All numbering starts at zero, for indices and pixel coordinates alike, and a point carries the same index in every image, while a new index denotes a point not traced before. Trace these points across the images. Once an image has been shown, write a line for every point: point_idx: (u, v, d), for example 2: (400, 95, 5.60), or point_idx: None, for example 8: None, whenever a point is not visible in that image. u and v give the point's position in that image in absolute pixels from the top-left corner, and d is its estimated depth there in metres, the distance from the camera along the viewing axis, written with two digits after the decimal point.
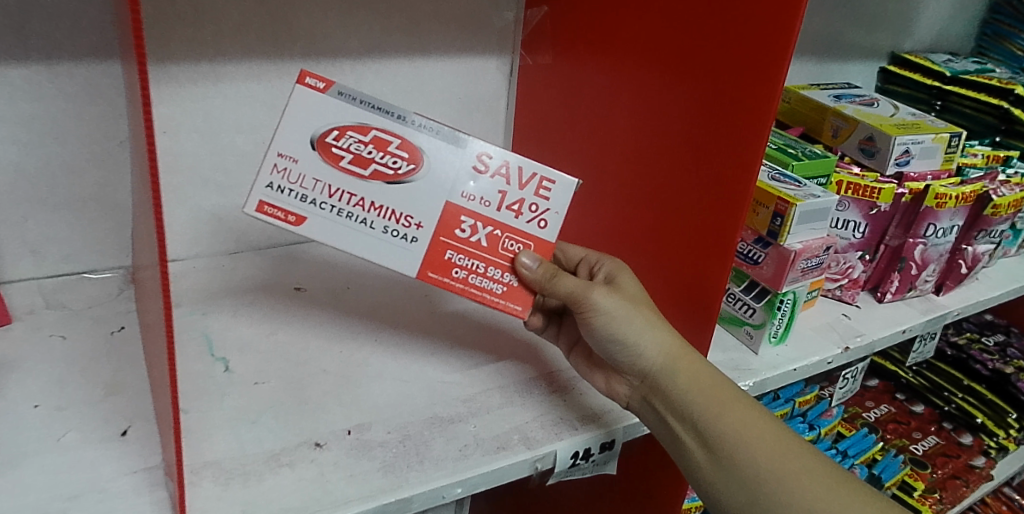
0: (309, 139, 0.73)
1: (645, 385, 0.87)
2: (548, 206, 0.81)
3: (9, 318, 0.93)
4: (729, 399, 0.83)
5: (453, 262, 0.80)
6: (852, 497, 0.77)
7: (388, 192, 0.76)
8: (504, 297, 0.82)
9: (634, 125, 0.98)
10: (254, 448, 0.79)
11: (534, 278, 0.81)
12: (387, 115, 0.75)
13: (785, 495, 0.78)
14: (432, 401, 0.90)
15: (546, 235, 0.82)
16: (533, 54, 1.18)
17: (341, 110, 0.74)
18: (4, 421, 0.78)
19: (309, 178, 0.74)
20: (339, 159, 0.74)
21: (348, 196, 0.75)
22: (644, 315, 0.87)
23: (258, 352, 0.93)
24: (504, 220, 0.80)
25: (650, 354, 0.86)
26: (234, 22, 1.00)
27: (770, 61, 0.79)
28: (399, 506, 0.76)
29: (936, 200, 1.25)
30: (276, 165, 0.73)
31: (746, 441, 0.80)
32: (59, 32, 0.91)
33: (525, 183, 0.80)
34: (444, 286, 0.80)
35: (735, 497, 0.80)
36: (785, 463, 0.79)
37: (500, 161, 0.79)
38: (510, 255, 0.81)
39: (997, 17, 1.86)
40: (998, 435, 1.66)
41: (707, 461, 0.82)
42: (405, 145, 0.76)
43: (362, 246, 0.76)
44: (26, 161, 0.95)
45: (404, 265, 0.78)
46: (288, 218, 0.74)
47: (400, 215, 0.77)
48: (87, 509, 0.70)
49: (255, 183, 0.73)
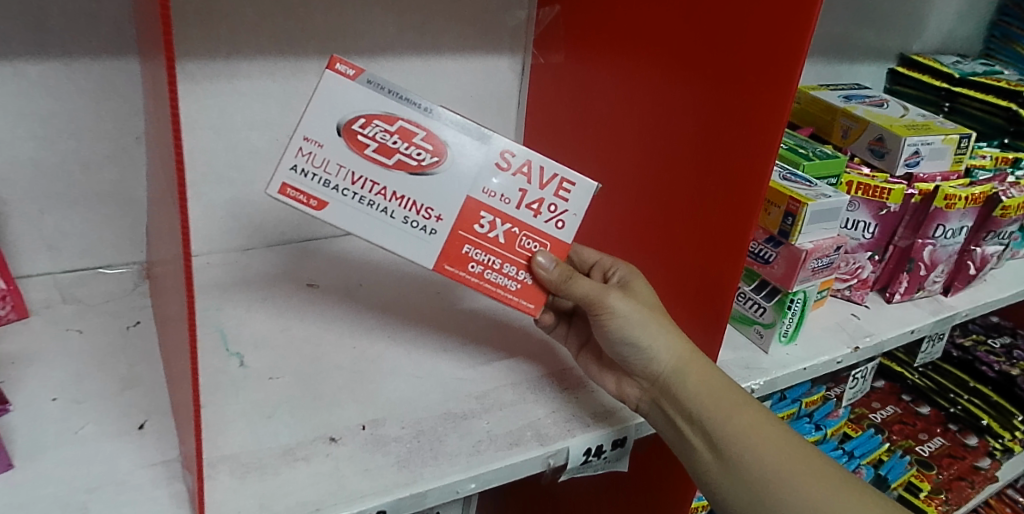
0: (335, 125, 0.73)
1: (655, 387, 0.87)
2: (567, 207, 0.81)
3: (26, 312, 0.93)
4: (736, 401, 0.84)
5: (470, 256, 0.80)
6: (856, 497, 0.78)
7: (410, 182, 0.76)
8: (517, 294, 0.83)
9: (647, 126, 0.98)
10: (271, 442, 0.79)
11: (551, 279, 0.82)
12: (414, 106, 0.75)
13: (789, 493, 0.78)
14: (446, 397, 0.90)
15: (563, 235, 0.82)
16: (546, 53, 1.19)
17: (369, 98, 0.74)
18: (22, 414, 0.79)
19: (333, 163, 0.74)
20: (364, 147, 0.74)
21: (371, 183, 0.75)
22: (658, 319, 0.87)
23: (272, 347, 0.94)
24: (522, 218, 0.81)
25: (662, 357, 0.86)
26: (250, 19, 1.01)
27: (785, 61, 0.79)
28: (414, 501, 0.77)
29: (946, 201, 1.25)
30: (302, 149, 0.73)
31: (751, 441, 0.81)
32: (77, 29, 0.92)
33: (546, 183, 0.80)
34: (459, 280, 0.80)
35: (740, 497, 0.81)
36: (790, 463, 0.80)
37: (522, 159, 0.80)
38: (527, 254, 0.82)
39: (1005, 18, 1.87)
40: (1004, 436, 1.67)
41: (714, 461, 0.83)
42: (431, 137, 0.76)
43: (381, 235, 0.76)
44: (43, 157, 0.96)
45: (420, 257, 0.78)
46: (309, 203, 0.74)
47: (421, 207, 0.77)
48: (107, 501, 0.70)
49: (280, 164, 0.73)
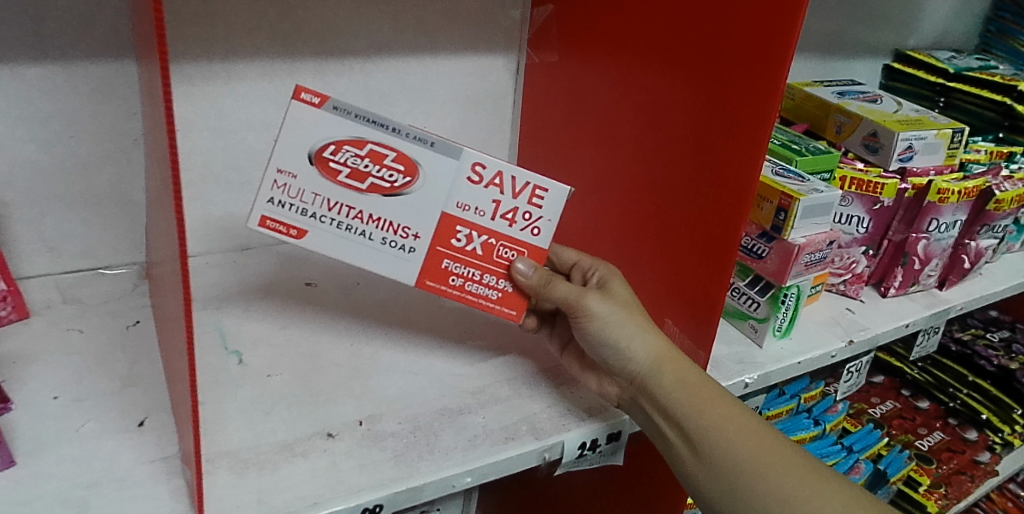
0: (307, 154, 0.74)
1: (633, 386, 0.88)
2: (541, 214, 0.82)
3: (27, 313, 0.95)
4: (709, 395, 0.85)
5: (450, 270, 0.82)
6: (827, 488, 0.79)
7: (385, 205, 0.77)
8: (499, 302, 0.85)
9: (639, 126, 0.99)
10: (268, 438, 0.80)
11: (530, 283, 0.84)
12: (382, 128, 0.75)
13: (760, 482, 0.79)
14: (442, 393, 0.91)
15: (540, 242, 0.83)
16: (540, 52, 1.20)
17: (336, 124, 0.74)
18: (24, 412, 0.80)
19: (309, 192, 0.75)
20: (337, 174, 0.75)
21: (348, 208, 0.76)
22: (636, 320, 0.88)
23: (271, 345, 0.95)
24: (498, 228, 0.82)
25: (640, 356, 0.86)
26: (247, 21, 1.02)
27: (773, 63, 0.80)
28: (411, 495, 0.78)
29: (939, 195, 1.27)
30: (276, 181, 0.74)
31: (724, 434, 0.82)
32: (74, 32, 0.93)
33: (518, 192, 0.81)
34: (442, 294, 0.83)
35: (714, 489, 0.82)
36: (762, 454, 0.81)
37: (493, 171, 0.79)
38: (505, 262, 0.84)
39: (1001, 14, 1.87)
40: (1003, 431, 1.68)
41: (690, 456, 0.84)
42: (402, 158, 0.76)
43: (363, 258, 0.78)
44: (42, 159, 0.97)
45: (402, 274, 0.80)
46: (289, 232, 0.76)
47: (399, 227, 0.78)
48: (107, 497, 0.72)
49: (257, 198, 0.74)
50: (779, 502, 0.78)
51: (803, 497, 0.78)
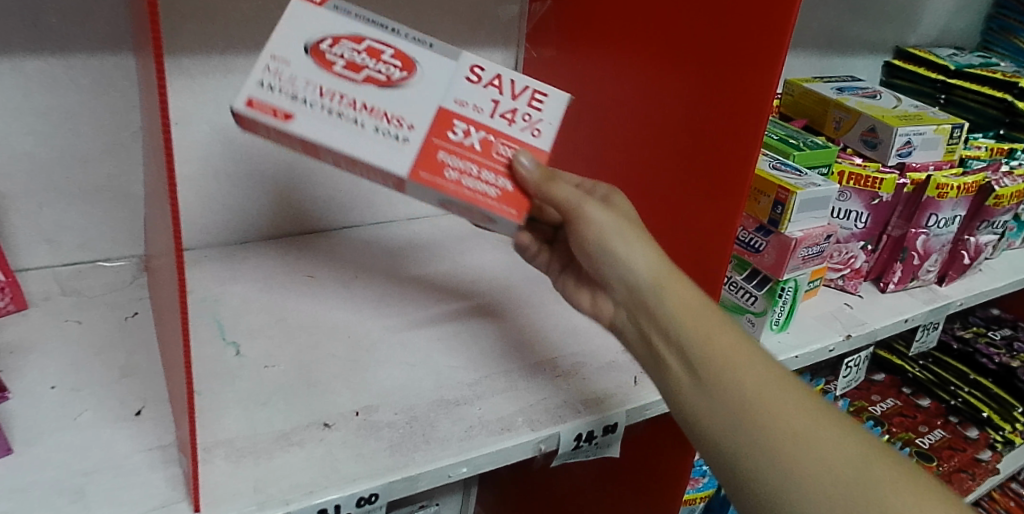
0: (303, 45, 0.72)
1: (630, 303, 0.81)
2: (542, 116, 0.79)
3: (25, 304, 0.95)
4: (711, 317, 0.78)
5: (445, 163, 0.73)
6: (888, 486, 0.65)
7: (379, 95, 0.73)
8: (497, 200, 0.74)
9: (632, 127, 1.01)
10: (265, 427, 0.81)
11: (532, 179, 0.75)
12: (381, 27, 0.77)
13: (765, 411, 0.71)
14: (439, 384, 0.91)
15: (541, 144, 0.78)
16: (537, 46, 1.21)
17: (335, 22, 0.75)
18: (20, 401, 0.81)
19: (300, 78, 0.71)
20: (331, 63, 0.72)
21: (338, 98, 0.71)
22: (635, 231, 0.82)
23: (269, 336, 0.95)
24: (498, 126, 0.77)
25: (638, 265, 0.80)
26: (245, 14, 1.02)
27: (762, 68, 0.81)
28: (406, 484, 0.78)
29: (938, 190, 1.26)
30: (269, 66, 0.70)
31: (731, 358, 0.74)
32: (73, 26, 0.93)
33: (517, 94, 0.79)
34: (438, 188, 0.72)
35: (712, 420, 0.73)
36: (769, 383, 0.73)
37: (491, 74, 0.79)
38: (506, 160, 0.76)
39: (1003, 11, 1.87)
40: (1004, 428, 1.66)
41: (688, 382, 0.76)
42: (398, 55, 0.76)
43: (350, 138, 0.69)
44: (41, 151, 0.98)
45: (394, 163, 0.71)
46: (276, 116, 0.68)
47: (392, 115, 0.72)
48: (103, 485, 0.72)
49: (245, 80, 0.69)
50: (787, 434, 0.69)
51: (813, 432, 0.69)
